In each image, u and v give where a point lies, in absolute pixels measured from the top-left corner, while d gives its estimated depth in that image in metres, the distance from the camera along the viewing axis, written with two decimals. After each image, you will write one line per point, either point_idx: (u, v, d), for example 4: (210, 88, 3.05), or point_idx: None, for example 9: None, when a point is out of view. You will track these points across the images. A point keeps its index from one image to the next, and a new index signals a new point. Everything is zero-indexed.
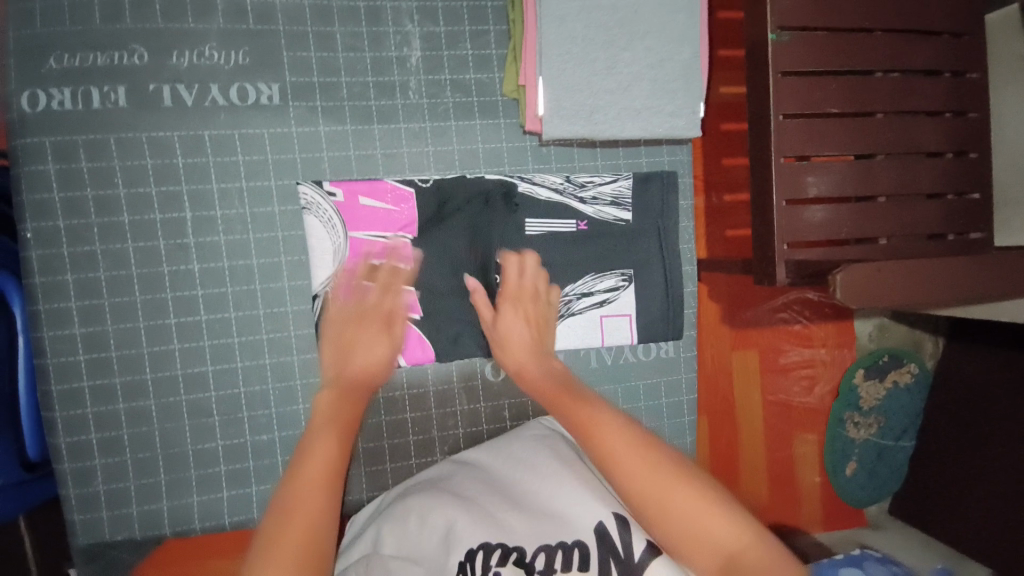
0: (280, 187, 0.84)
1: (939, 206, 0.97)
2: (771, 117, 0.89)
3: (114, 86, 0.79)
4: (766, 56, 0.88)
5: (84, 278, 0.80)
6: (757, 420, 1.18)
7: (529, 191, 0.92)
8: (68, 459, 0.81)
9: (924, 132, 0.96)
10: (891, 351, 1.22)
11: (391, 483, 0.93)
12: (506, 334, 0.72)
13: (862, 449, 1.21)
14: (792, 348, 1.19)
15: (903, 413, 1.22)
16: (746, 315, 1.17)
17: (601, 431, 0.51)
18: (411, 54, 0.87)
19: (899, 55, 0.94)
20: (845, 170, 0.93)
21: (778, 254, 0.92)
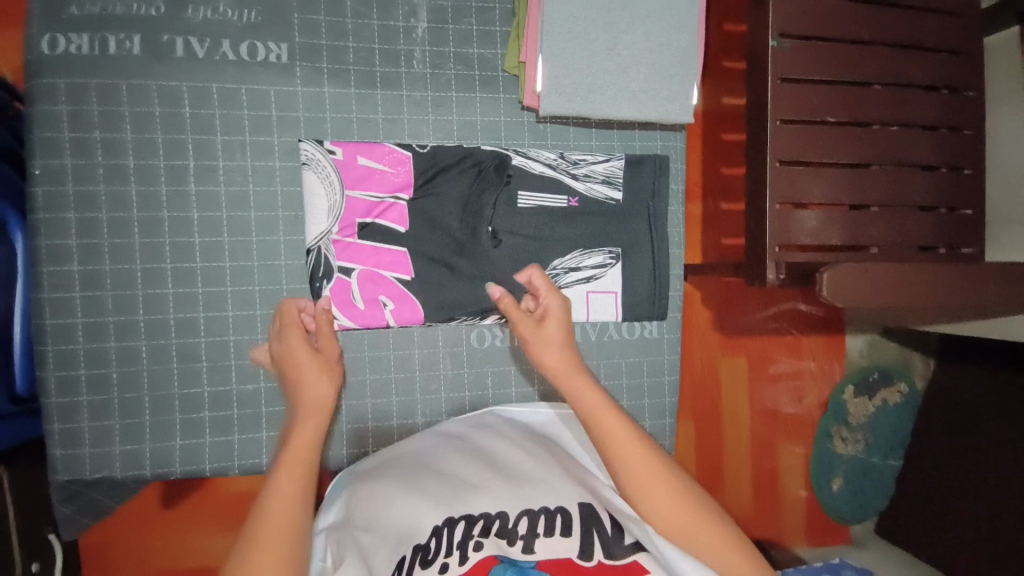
0: (283, 143, 0.87)
1: (931, 218, 0.99)
2: (769, 120, 0.93)
3: (130, 34, 0.82)
4: (767, 60, 0.92)
5: (86, 217, 0.82)
6: (744, 426, 1.25)
7: (524, 165, 0.94)
8: (56, 394, 0.82)
9: (918, 145, 0.98)
10: (881, 367, 1.27)
11: (371, 443, 0.94)
12: (552, 344, 0.71)
13: (848, 467, 1.24)
14: (781, 358, 1.25)
15: (890, 433, 1.25)
16: (738, 322, 1.25)
17: (649, 482, 0.62)
18: (418, 25, 0.91)
19: (898, 69, 0.97)
20: (839, 176, 0.96)
21: (770, 254, 0.95)
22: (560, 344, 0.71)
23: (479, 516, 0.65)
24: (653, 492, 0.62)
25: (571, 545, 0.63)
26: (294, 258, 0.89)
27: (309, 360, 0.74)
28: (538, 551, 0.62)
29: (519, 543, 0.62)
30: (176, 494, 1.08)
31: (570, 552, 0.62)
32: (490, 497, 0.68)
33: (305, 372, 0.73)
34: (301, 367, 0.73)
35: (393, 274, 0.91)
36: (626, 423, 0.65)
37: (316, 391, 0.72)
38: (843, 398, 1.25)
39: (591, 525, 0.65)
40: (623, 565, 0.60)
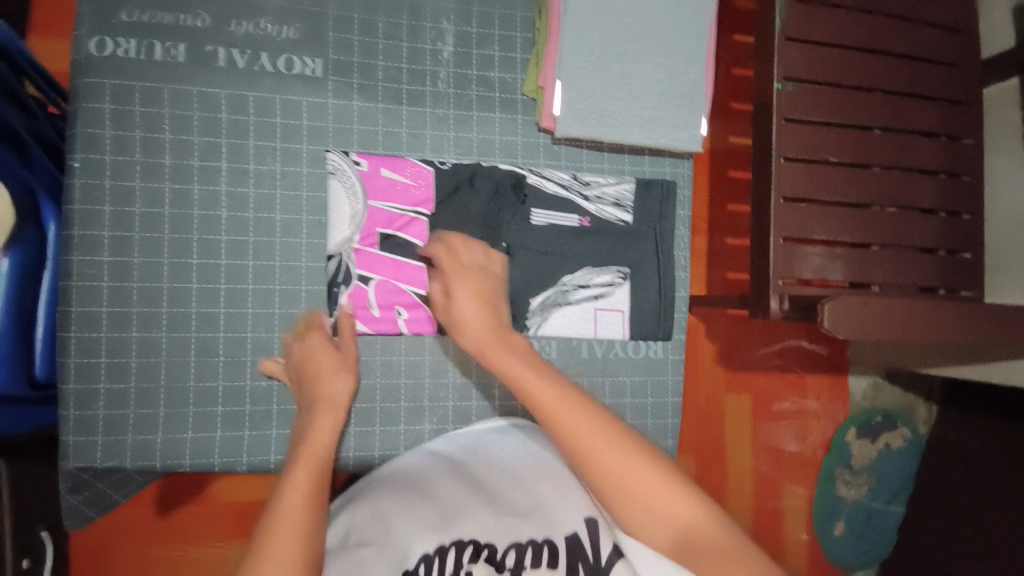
0: (310, 150, 0.91)
1: (932, 260, 1.02)
2: (774, 158, 0.97)
3: (176, 43, 0.87)
4: (772, 101, 0.97)
5: (120, 211, 0.85)
6: (745, 464, 1.42)
7: (538, 184, 0.99)
8: (75, 380, 0.84)
9: (918, 188, 1.02)
10: (885, 411, 1.44)
11: (376, 447, 0.94)
12: (464, 307, 0.74)
13: (851, 510, 1.42)
14: (786, 397, 1.43)
15: (895, 478, 1.42)
16: (739, 359, 1.41)
17: (573, 428, 0.60)
18: (444, 48, 0.96)
19: (897, 115, 1.02)
20: (840, 214, 0.99)
21: (773, 286, 0.98)
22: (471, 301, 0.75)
23: (470, 541, 0.66)
24: (586, 440, 0.60)
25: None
26: (315, 261, 0.92)
27: (332, 360, 0.84)
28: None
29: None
30: (171, 502, 1.18)
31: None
32: (478, 522, 0.69)
33: (327, 371, 0.83)
34: (321, 368, 0.83)
35: (412, 288, 0.94)
36: (545, 373, 0.66)
37: (332, 390, 0.82)
38: (848, 440, 1.43)
39: (576, 560, 0.63)
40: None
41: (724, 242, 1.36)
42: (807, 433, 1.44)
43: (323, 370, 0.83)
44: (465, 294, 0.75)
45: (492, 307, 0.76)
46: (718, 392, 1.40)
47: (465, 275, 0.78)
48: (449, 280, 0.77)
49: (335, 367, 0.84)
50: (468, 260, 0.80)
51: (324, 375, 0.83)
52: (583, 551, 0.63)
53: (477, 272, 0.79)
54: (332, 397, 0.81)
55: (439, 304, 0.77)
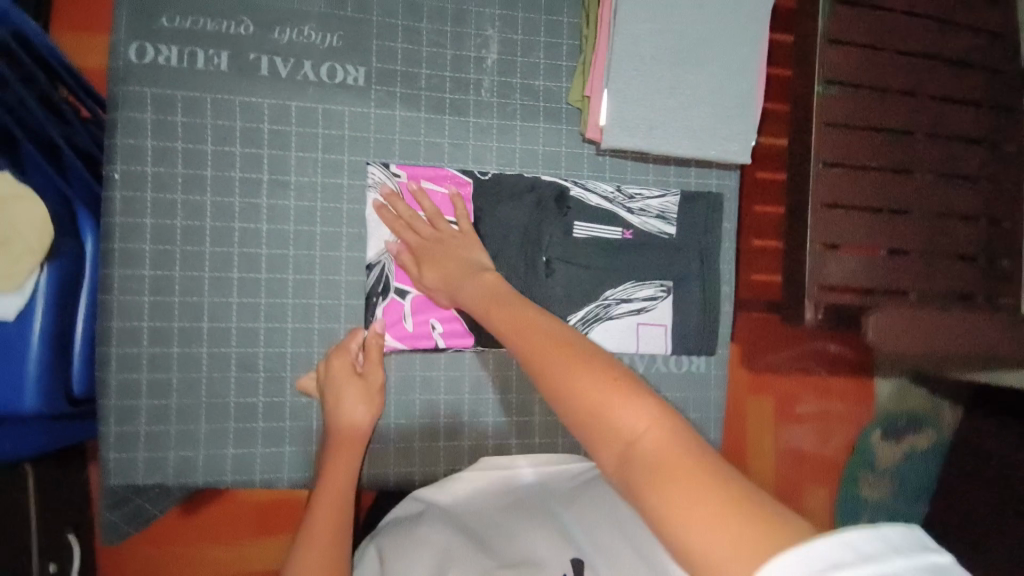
0: (352, 161, 0.90)
1: (968, 268, 1.00)
2: (813, 163, 0.94)
3: (218, 50, 0.85)
4: (811, 105, 0.94)
5: (162, 224, 0.84)
6: (768, 463, 1.42)
7: (582, 196, 0.96)
8: (116, 396, 0.83)
9: (958, 195, 0.99)
10: (910, 416, 1.40)
11: (416, 463, 0.93)
12: (435, 269, 0.84)
13: (873, 516, 1.35)
14: (808, 398, 1.43)
15: (915, 480, 1.33)
16: (768, 360, 1.41)
17: (530, 338, 0.61)
18: (488, 56, 0.94)
19: (939, 119, 0.98)
20: (878, 222, 0.97)
21: (808, 295, 0.96)
22: (435, 263, 0.84)
23: None
24: (538, 347, 0.58)
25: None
26: (354, 274, 0.90)
27: (357, 390, 0.83)
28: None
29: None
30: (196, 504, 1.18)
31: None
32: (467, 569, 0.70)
33: (349, 399, 0.82)
34: (343, 392, 0.83)
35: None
36: (515, 304, 0.69)
37: (353, 416, 0.82)
38: (872, 442, 1.41)
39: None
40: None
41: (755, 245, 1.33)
42: (827, 436, 1.45)
43: (346, 397, 0.82)
44: (429, 267, 0.85)
45: (452, 265, 0.83)
46: (743, 394, 1.40)
47: (432, 247, 0.86)
48: (420, 258, 0.87)
49: (358, 396, 0.83)
50: (434, 230, 0.87)
51: (347, 404, 0.82)
52: None
53: (443, 240, 0.86)
54: (353, 424, 0.81)
55: (421, 283, 0.88)
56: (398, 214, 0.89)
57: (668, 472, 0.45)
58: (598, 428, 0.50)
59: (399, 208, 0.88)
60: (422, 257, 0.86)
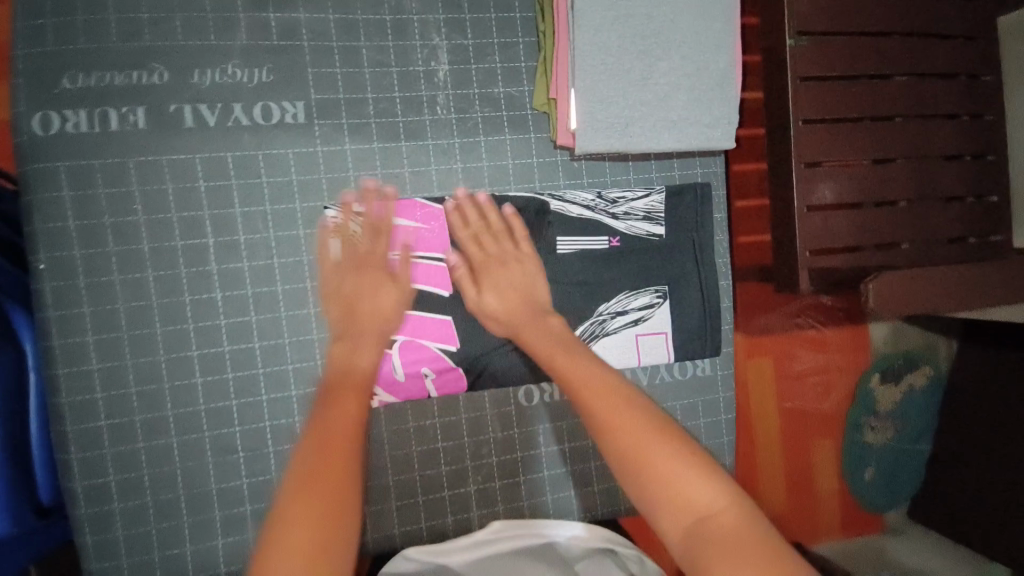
0: (305, 209, 0.81)
1: (959, 209, 0.95)
2: (791, 123, 0.88)
3: (133, 106, 0.76)
4: (787, 61, 0.87)
5: (102, 311, 0.76)
6: (771, 429, 1.13)
7: (561, 209, 0.89)
8: (85, 504, 0.76)
9: (940, 136, 0.93)
10: (906, 354, 1.16)
11: (423, 518, 0.88)
12: (498, 279, 0.67)
13: (880, 458, 1.16)
14: (805, 354, 1.15)
15: (919, 416, 1.18)
16: (757, 322, 1.13)
17: (578, 382, 0.51)
18: (438, 68, 0.84)
19: (918, 58, 0.91)
20: (863, 175, 0.91)
21: (801, 261, 0.91)
22: (506, 278, 0.67)
23: None
24: (593, 398, 0.49)
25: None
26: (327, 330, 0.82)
27: (384, 288, 0.67)
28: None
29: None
30: None
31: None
32: None
33: (375, 305, 0.65)
34: (374, 289, 0.68)
35: (438, 344, 0.85)
36: (556, 331, 0.59)
37: (365, 358, 0.59)
38: (872, 387, 1.15)
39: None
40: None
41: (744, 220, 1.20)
42: (831, 388, 1.16)
43: (369, 287, 0.67)
44: (490, 276, 0.67)
45: (526, 290, 0.65)
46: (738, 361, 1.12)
47: (496, 270, 0.68)
48: (476, 274, 0.68)
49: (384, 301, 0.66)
50: (498, 249, 0.70)
51: (372, 307, 0.65)
52: None
53: (507, 262, 0.68)
54: (378, 321, 0.63)
55: (471, 301, 0.68)
56: (465, 220, 0.74)
57: (741, 557, 0.42)
58: (666, 503, 0.45)
59: (468, 214, 0.73)
60: (488, 258, 0.69)
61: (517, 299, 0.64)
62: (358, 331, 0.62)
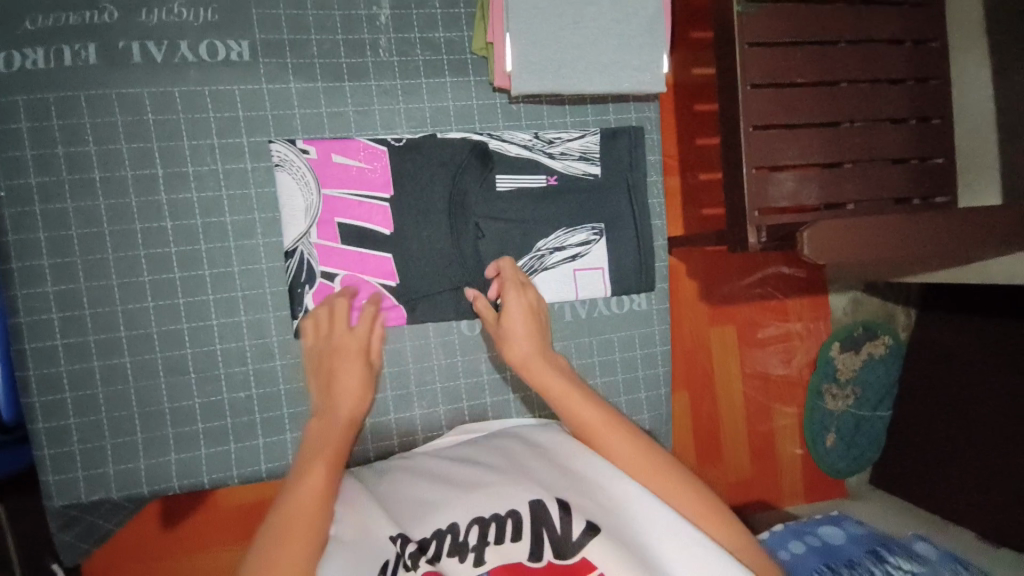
0: (252, 144, 0.85)
1: (904, 170, 0.97)
2: (739, 87, 0.90)
3: (84, 43, 0.80)
4: (732, 26, 0.89)
5: (56, 236, 0.81)
6: (735, 394, 1.26)
7: (500, 148, 0.93)
8: (43, 418, 0.81)
9: (886, 98, 0.96)
10: (866, 323, 1.30)
11: (370, 439, 0.93)
12: (514, 328, 0.79)
13: (840, 421, 1.29)
14: (770, 323, 1.28)
15: (880, 385, 1.29)
16: (722, 292, 1.26)
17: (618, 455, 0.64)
18: (380, 12, 0.89)
19: (861, 27, 0.95)
20: (811, 138, 0.93)
21: (750, 219, 0.92)
22: (524, 322, 0.80)
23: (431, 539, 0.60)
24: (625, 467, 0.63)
25: (521, 548, 0.58)
26: (274, 261, 0.87)
27: (358, 363, 0.74)
28: (487, 561, 0.57)
29: (470, 557, 0.58)
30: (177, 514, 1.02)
31: (521, 555, 0.58)
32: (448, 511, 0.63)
33: (350, 382, 0.72)
34: (339, 357, 0.74)
35: (379, 279, 0.89)
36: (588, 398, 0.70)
37: (341, 432, 0.66)
38: (832, 355, 1.28)
39: (542, 522, 0.59)
40: (572, 564, 0.56)
41: (695, 178, 1.22)
42: (792, 355, 1.29)
43: (344, 363, 0.74)
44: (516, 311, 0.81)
45: (541, 332, 0.81)
46: (702, 328, 1.25)
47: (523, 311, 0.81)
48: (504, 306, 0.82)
49: (358, 381, 0.72)
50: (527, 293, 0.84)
51: (348, 384, 0.72)
52: (548, 519, 0.59)
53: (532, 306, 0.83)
54: (354, 404, 0.70)
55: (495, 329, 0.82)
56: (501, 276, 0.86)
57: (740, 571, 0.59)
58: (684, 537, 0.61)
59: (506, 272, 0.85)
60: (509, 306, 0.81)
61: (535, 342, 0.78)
62: (335, 417, 0.68)
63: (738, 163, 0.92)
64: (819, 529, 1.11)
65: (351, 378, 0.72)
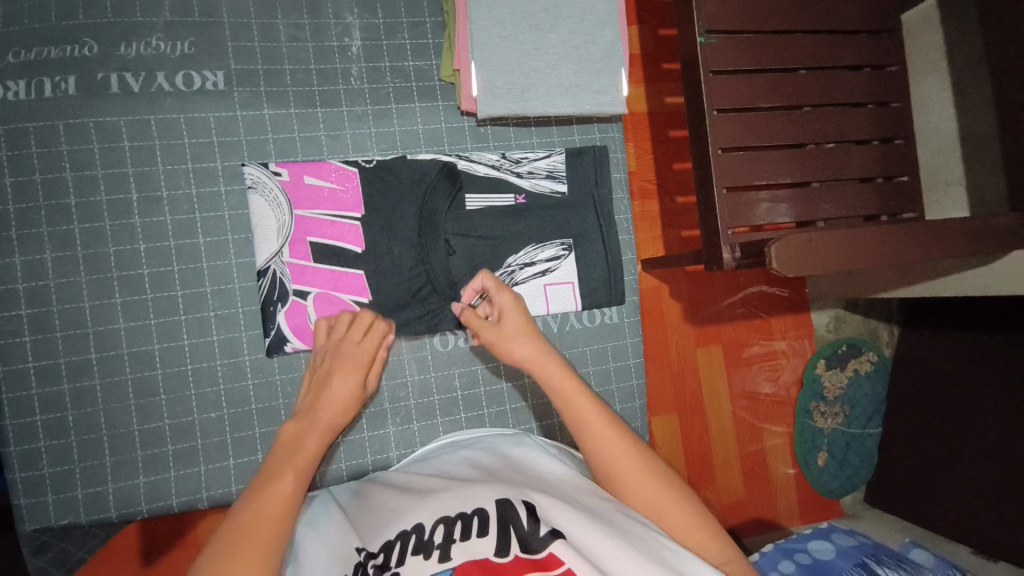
0: (226, 167, 0.88)
1: (871, 189, 0.97)
2: (706, 112, 0.89)
3: (65, 76, 0.83)
4: (697, 56, 0.89)
5: (31, 260, 0.82)
6: (724, 414, 1.24)
7: (468, 168, 0.97)
8: (13, 443, 0.81)
9: (850, 121, 0.97)
10: (849, 340, 1.31)
11: (344, 457, 0.92)
12: (512, 334, 0.77)
13: (831, 440, 1.29)
14: (755, 341, 1.26)
15: (867, 401, 1.30)
16: (709, 311, 1.23)
17: (628, 472, 0.65)
18: (352, 43, 0.94)
19: (820, 54, 0.95)
20: (780, 160, 0.93)
21: (724, 238, 0.90)
22: (517, 321, 0.78)
23: (397, 539, 0.59)
24: (631, 478, 0.64)
25: (487, 544, 0.57)
26: (247, 280, 0.89)
27: (350, 374, 0.75)
28: (454, 558, 0.56)
29: (435, 554, 0.57)
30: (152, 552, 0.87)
31: (487, 551, 0.56)
32: (417, 515, 0.63)
33: (335, 394, 0.73)
34: (338, 368, 0.76)
35: (351, 296, 0.90)
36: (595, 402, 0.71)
37: (313, 439, 0.67)
38: (819, 373, 1.29)
39: (509, 519, 0.59)
40: (540, 559, 0.54)
41: (672, 202, 1.19)
42: (779, 373, 1.28)
43: (339, 372, 0.76)
44: (511, 311, 0.79)
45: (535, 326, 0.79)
46: (688, 351, 1.21)
47: (513, 314, 0.79)
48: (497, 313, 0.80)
49: (344, 393, 0.73)
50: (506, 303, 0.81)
51: (333, 395, 0.73)
52: (515, 517, 0.59)
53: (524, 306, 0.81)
54: (333, 413, 0.72)
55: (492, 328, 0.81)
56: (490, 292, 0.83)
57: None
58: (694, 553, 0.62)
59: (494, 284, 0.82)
60: (502, 308, 0.80)
61: (532, 343, 0.76)
62: (312, 424, 0.69)
63: (708, 184, 0.91)
64: (810, 544, 1.08)
65: (338, 388, 0.74)
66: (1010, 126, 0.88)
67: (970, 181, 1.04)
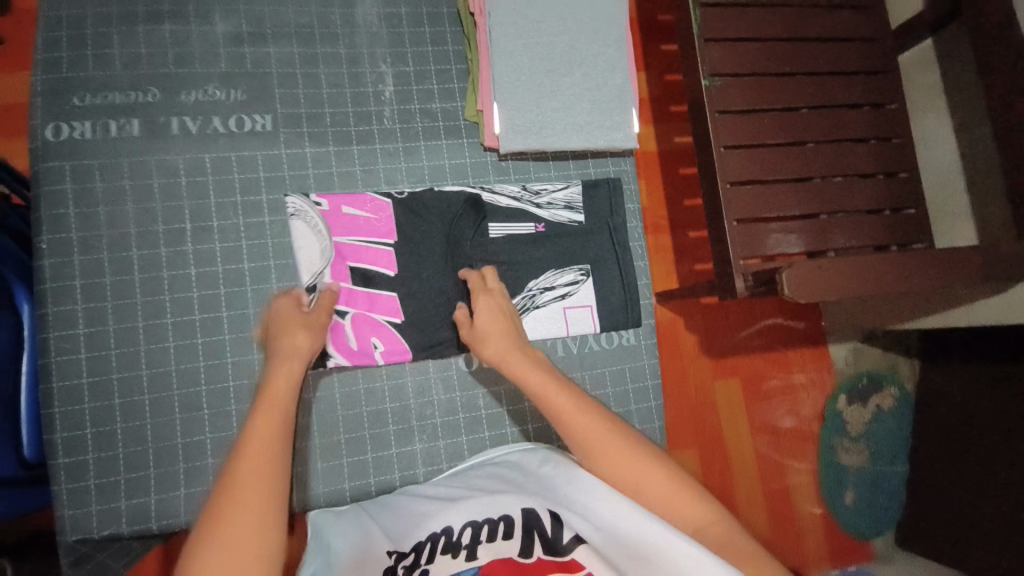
0: (271, 200, 0.96)
1: (879, 220, 1.02)
2: (715, 148, 0.96)
3: (130, 119, 0.93)
4: (703, 98, 0.96)
5: (91, 283, 0.89)
6: (745, 448, 1.25)
7: (492, 200, 1.03)
8: (63, 455, 0.86)
9: (854, 156, 1.02)
10: (868, 372, 1.28)
11: (372, 474, 0.95)
12: (488, 335, 0.81)
13: (857, 478, 1.25)
14: (773, 374, 1.29)
15: (894, 438, 1.23)
16: (726, 343, 1.26)
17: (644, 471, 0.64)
18: (385, 88, 1.03)
19: (820, 94, 1.02)
20: (789, 193, 0.98)
21: (736, 266, 0.94)
22: (490, 320, 0.83)
23: (427, 541, 0.63)
24: (635, 471, 0.64)
25: (513, 545, 0.61)
26: None
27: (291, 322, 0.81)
28: (479, 556, 0.60)
29: (462, 553, 0.60)
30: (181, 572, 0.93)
31: (512, 551, 0.60)
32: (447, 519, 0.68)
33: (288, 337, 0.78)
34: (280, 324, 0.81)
35: (385, 317, 0.96)
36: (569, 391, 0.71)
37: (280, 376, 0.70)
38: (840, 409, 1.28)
39: (533, 525, 0.62)
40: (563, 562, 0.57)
41: (686, 233, 1.24)
42: (799, 407, 1.29)
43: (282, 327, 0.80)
44: (486, 313, 0.84)
45: (512, 326, 0.83)
46: (706, 382, 1.24)
47: (488, 317, 0.84)
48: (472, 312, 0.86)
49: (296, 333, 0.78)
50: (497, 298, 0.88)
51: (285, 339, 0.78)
52: (540, 524, 0.61)
53: (500, 303, 0.87)
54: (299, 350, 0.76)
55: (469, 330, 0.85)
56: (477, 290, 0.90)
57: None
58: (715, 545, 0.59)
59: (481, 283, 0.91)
60: (480, 308, 0.85)
61: (507, 341, 0.80)
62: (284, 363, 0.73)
63: (718, 212, 0.97)
64: None
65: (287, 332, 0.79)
66: (1008, 154, 0.92)
67: (974, 207, 1.08)
